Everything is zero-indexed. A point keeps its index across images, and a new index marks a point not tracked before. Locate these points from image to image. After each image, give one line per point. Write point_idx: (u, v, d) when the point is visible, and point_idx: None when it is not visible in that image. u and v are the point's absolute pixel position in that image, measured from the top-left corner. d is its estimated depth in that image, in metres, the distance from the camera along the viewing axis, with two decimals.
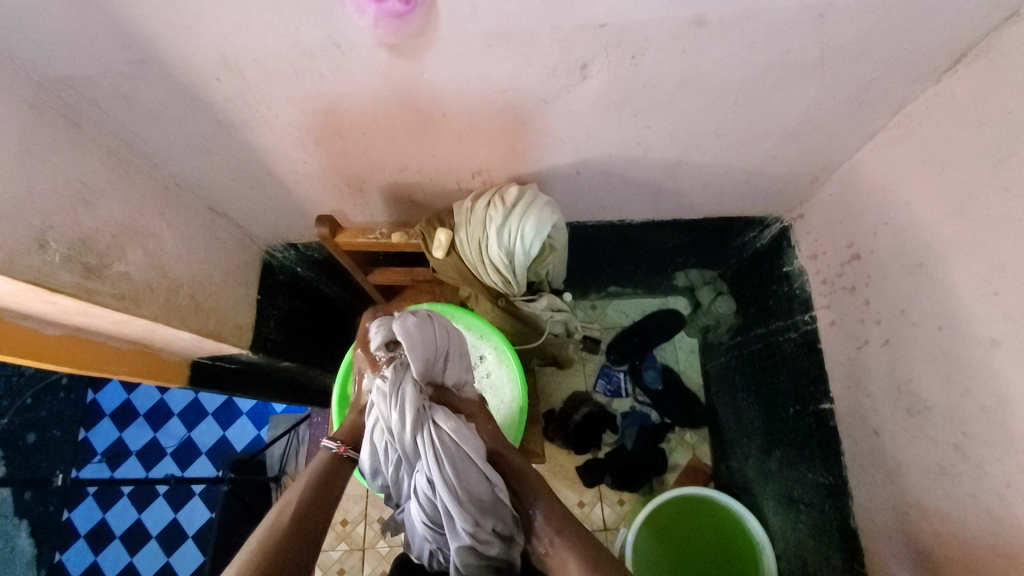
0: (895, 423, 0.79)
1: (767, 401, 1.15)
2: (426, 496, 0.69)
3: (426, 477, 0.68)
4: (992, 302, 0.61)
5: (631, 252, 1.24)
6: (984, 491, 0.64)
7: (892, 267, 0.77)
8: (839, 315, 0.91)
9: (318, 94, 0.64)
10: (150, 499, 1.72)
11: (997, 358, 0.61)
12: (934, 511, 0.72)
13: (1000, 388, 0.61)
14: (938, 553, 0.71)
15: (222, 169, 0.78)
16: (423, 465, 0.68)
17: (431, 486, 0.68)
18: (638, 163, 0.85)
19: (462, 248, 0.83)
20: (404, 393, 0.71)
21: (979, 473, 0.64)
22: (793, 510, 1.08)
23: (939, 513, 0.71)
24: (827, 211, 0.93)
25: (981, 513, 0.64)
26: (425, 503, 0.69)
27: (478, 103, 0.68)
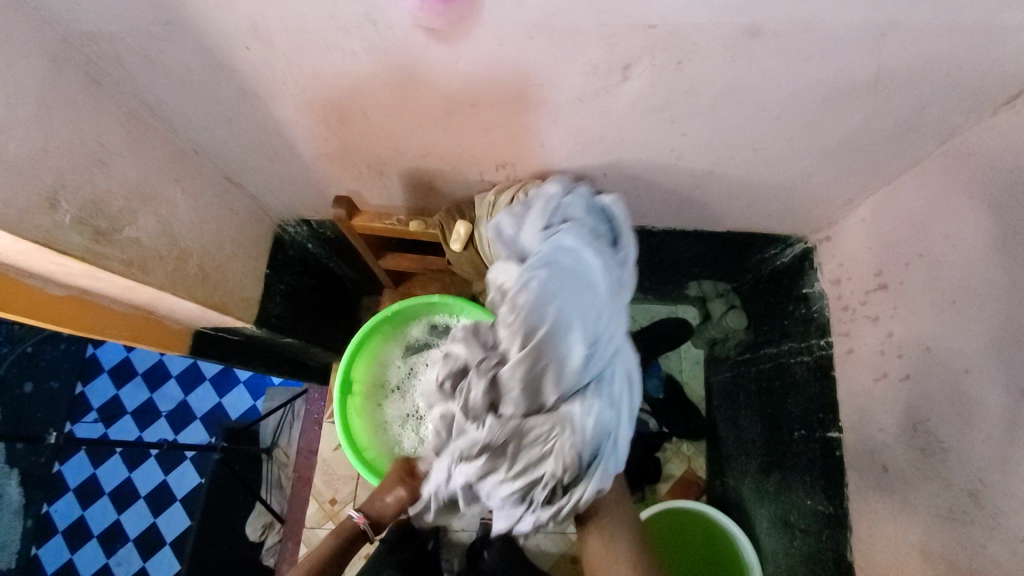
0: (906, 461, 0.77)
1: (771, 421, 1.14)
2: (603, 423, 0.67)
3: (614, 405, 0.68)
4: None
5: (647, 257, 1.22)
6: (996, 544, 0.62)
7: (921, 302, 0.75)
8: (858, 345, 0.89)
9: (349, 71, 0.62)
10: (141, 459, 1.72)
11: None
12: (939, 555, 0.70)
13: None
14: None
15: (243, 139, 0.76)
16: (613, 389, 0.69)
17: (617, 418, 0.69)
18: (668, 171, 0.82)
19: (480, 242, 0.81)
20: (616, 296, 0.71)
21: (991, 523, 0.63)
22: (787, 534, 1.06)
23: (943, 559, 0.70)
24: (856, 236, 0.90)
25: (988, 565, 0.62)
26: (597, 430, 0.67)
27: (512, 95, 0.65)
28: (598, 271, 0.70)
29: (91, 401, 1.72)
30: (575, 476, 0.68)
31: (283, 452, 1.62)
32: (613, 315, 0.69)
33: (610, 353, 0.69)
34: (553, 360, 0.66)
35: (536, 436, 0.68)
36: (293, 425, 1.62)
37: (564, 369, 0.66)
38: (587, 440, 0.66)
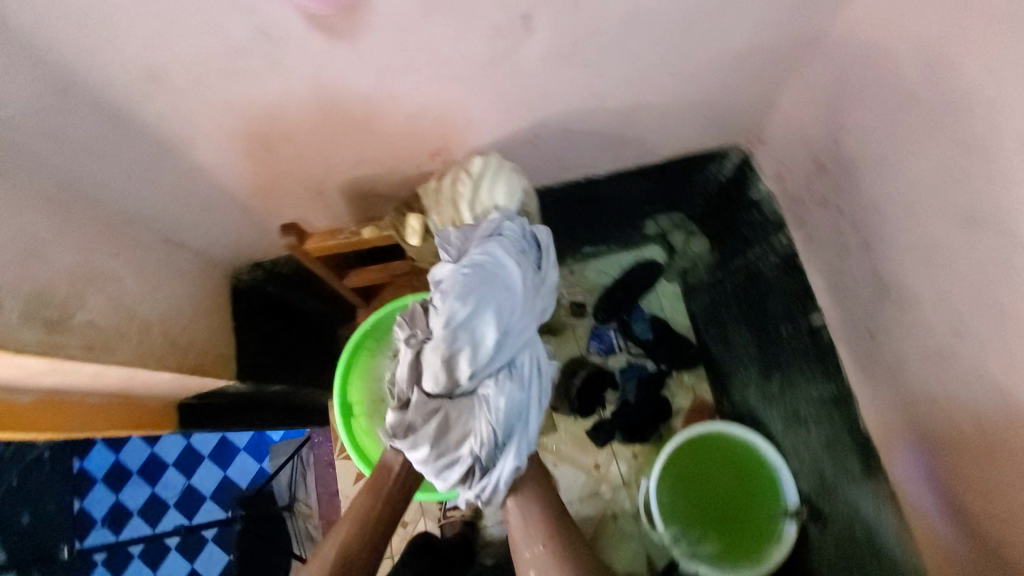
0: (887, 320, 0.82)
1: (758, 328, 1.18)
2: (509, 406, 0.72)
3: (522, 390, 0.74)
4: (964, 182, 0.63)
5: (601, 208, 1.24)
6: (986, 364, 0.66)
7: (860, 170, 0.79)
8: (816, 229, 0.93)
9: (260, 95, 0.61)
10: (162, 555, 1.66)
11: (977, 236, 0.63)
12: (941, 394, 0.75)
13: (984, 263, 0.63)
14: (950, 435, 0.74)
15: (173, 195, 0.74)
16: (523, 374, 0.74)
17: (523, 403, 0.74)
18: (596, 114, 0.84)
19: (437, 231, 0.81)
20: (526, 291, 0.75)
21: (976, 349, 0.67)
22: (801, 426, 1.11)
23: (945, 396, 0.74)
24: (785, 129, 0.94)
25: (986, 387, 0.67)
26: (505, 413, 0.72)
27: (428, 78, 0.66)
28: (508, 267, 0.75)
29: (92, 514, 1.63)
30: (490, 454, 0.72)
31: (304, 504, 1.56)
32: (523, 306, 0.75)
33: (519, 341, 0.75)
34: (468, 342, 0.72)
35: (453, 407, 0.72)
36: (305, 475, 1.58)
37: (479, 342, 0.73)
38: (498, 419, 0.71)
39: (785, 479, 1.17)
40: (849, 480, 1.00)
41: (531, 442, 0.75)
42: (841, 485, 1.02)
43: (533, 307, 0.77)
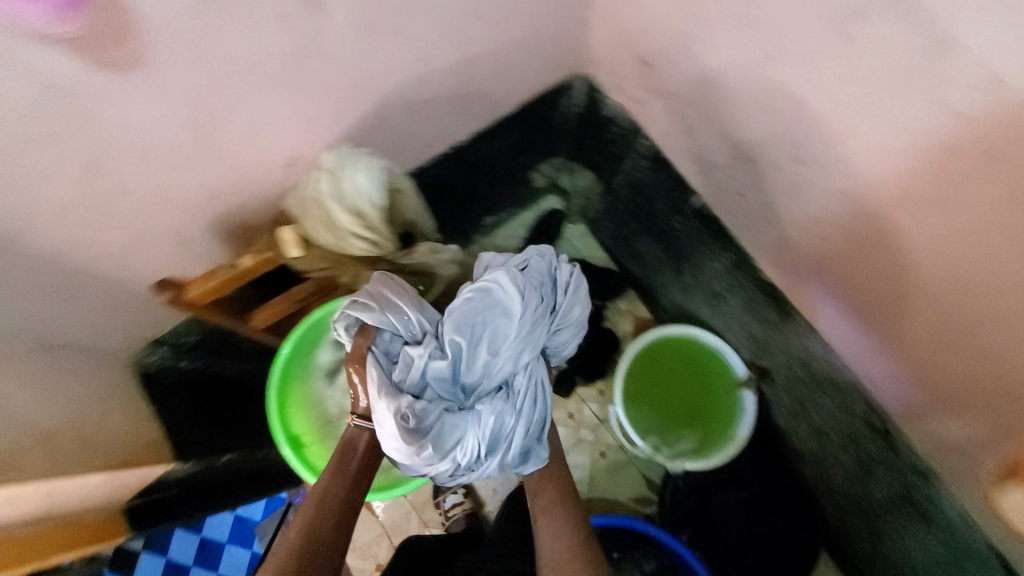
0: (745, 176, 0.90)
1: (657, 231, 1.24)
2: (493, 424, 0.83)
3: (510, 413, 0.84)
4: (755, 29, 0.71)
5: (476, 174, 1.27)
6: (831, 176, 0.75)
7: (674, 52, 0.86)
8: (662, 121, 1.01)
9: (68, 140, 0.59)
10: None
11: (775, 65, 0.71)
12: (812, 218, 0.83)
13: (793, 89, 0.71)
14: (837, 249, 0.83)
15: (33, 294, 0.70)
16: (515, 400, 0.84)
17: (510, 423, 0.84)
18: (429, 81, 0.87)
19: (312, 234, 0.82)
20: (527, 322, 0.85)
21: (817, 165, 0.75)
22: (723, 302, 1.19)
23: (813, 216, 0.83)
24: (605, 40, 1.00)
25: (838, 194, 0.76)
26: (488, 432, 0.82)
27: (246, 86, 0.65)
28: (510, 299, 0.84)
29: None
30: (470, 461, 0.82)
31: None
32: (528, 337, 0.85)
33: (514, 365, 0.85)
34: (467, 356, 0.85)
35: (442, 416, 0.83)
36: None
37: (474, 359, 0.85)
38: (485, 431, 0.82)
39: (730, 356, 1.27)
40: (775, 331, 1.09)
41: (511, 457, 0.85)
42: (772, 339, 1.11)
43: (535, 338, 0.86)
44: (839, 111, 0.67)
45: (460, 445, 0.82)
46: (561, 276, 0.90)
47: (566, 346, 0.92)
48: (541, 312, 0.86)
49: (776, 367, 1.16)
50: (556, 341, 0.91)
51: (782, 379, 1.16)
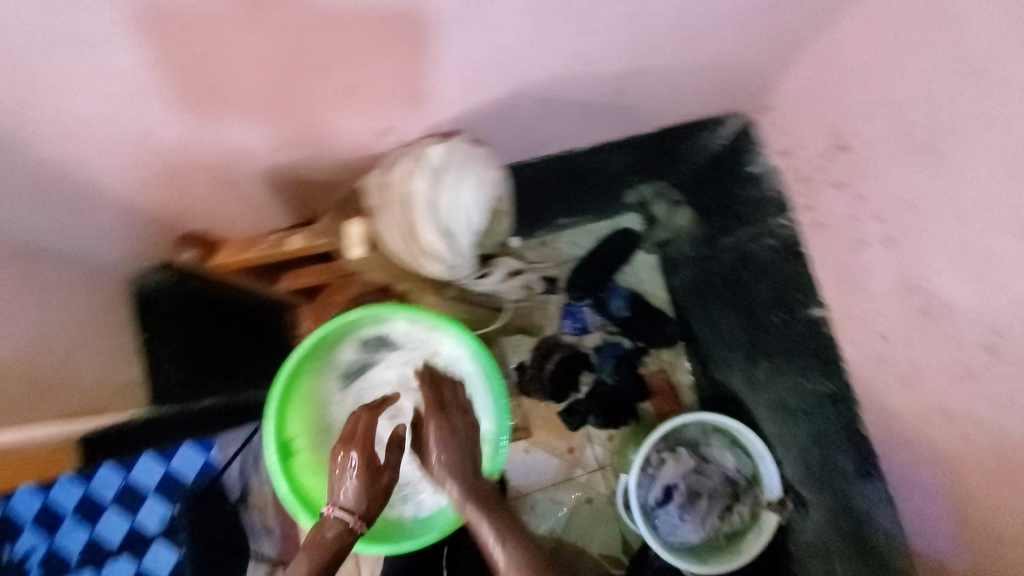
0: (905, 326, 0.73)
1: (747, 311, 1.11)
2: (693, 489, 1.16)
3: (707, 506, 1.15)
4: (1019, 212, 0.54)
5: (581, 182, 1.09)
6: (1010, 417, 0.60)
7: (892, 150, 0.68)
8: (830, 216, 0.82)
9: (216, 108, 0.55)
10: None
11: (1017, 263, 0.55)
12: (963, 413, 0.67)
13: None
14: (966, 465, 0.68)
15: (66, 210, 0.61)
16: (715, 514, 1.15)
17: (698, 509, 1.15)
18: (581, 83, 0.68)
19: (387, 240, 0.60)
20: (728, 519, 1.15)
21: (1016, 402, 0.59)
22: (791, 418, 1.05)
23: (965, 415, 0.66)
24: (801, 99, 0.81)
25: (1000, 425, 0.62)
26: (694, 487, 1.16)
27: (372, 12, 0.48)
28: (731, 528, 1.15)
29: None
30: (678, 475, 1.17)
31: None
32: (734, 517, 1.15)
33: (726, 505, 1.15)
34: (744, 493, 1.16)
35: (704, 470, 1.17)
36: None
37: (730, 484, 1.17)
38: (709, 480, 1.17)
39: (762, 450, 1.12)
40: (844, 483, 0.94)
41: (678, 522, 1.15)
42: (828, 477, 0.98)
43: (737, 531, 1.14)
44: None
45: (662, 475, 1.17)
46: (721, 533, 1.15)
47: (695, 544, 1.14)
48: (741, 521, 1.15)
49: (815, 496, 1.03)
50: (690, 536, 1.14)
51: (813, 526, 1.05)
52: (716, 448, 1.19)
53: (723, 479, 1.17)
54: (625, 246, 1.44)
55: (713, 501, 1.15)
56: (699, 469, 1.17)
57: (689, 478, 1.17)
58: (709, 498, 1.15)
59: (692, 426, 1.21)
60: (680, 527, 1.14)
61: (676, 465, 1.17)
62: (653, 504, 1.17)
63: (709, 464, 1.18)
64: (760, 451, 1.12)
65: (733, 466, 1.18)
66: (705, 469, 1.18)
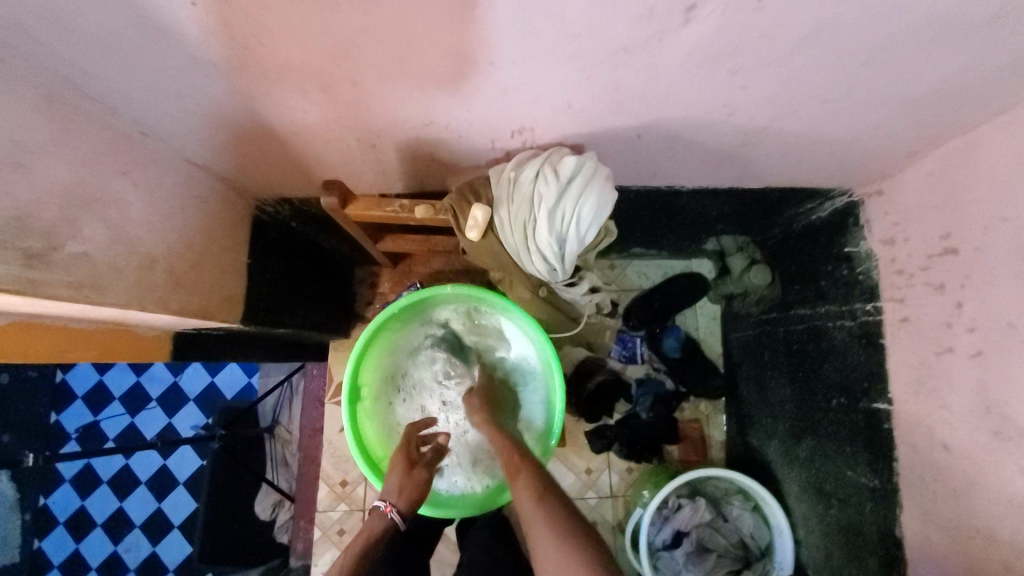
0: (974, 443, 0.72)
1: (804, 385, 1.10)
2: (704, 541, 1.17)
3: (714, 562, 1.15)
4: None
5: (672, 218, 1.11)
6: None
7: (1003, 270, 0.66)
8: (918, 314, 0.81)
9: (371, 98, 0.60)
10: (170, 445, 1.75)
11: None
12: (1011, 544, 0.65)
13: None
14: None
15: (221, 139, 0.67)
16: (720, 572, 1.14)
17: (704, 562, 1.15)
18: (716, 129, 0.70)
19: (502, 231, 0.65)
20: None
21: None
22: (823, 502, 1.03)
23: (1013, 546, 0.65)
24: (917, 192, 0.80)
25: None
26: (705, 539, 1.17)
27: (543, 46, 0.51)
28: None
29: (66, 428, 1.70)
30: (693, 523, 1.17)
31: (285, 429, 1.68)
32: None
33: (734, 568, 1.15)
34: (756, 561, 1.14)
35: (720, 526, 1.18)
36: (292, 402, 1.68)
37: (742, 548, 1.17)
38: (722, 537, 1.17)
39: (782, 526, 1.11)
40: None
41: (680, 569, 1.15)
42: (847, 573, 0.97)
43: None
44: None
45: (678, 519, 1.17)
46: None
47: None
48: None
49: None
50: None
51: None
52: (738, 509, 1.19)
53: (734, 540, 1.17)
54: (694, 290, 1.44)
55: (720, 559, 1.15)
56: (712, 525, 1.18)
57: (702, 530, 1.17)
58: (717, 554, 1.16)
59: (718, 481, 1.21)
60: (683, 575, 1.15)
61: (693, 514, 1.18)
62: (660, 545, 1.18)
63: (726, 522, 1.18)
64: (779, 525, 1.12)
65: (750, 530, 1.17)
66: (720, 526, 1.18)
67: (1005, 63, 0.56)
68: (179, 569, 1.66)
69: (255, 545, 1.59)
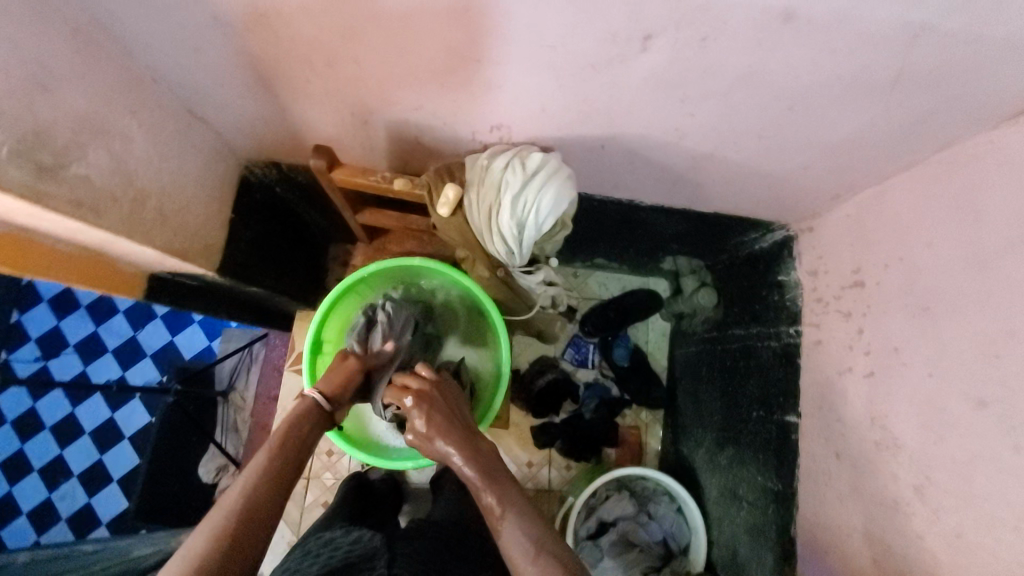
0: (858, 452, 0.81)
1: (731, 399, 1.19)
2: (627, 534, 1.24)
3: (633, 552, 1.22)
4: (971, 387, 0.62)
5: (629, 231, 1.21)
6: (911, 552, 0.68)
7: (895, 303, 0.76)
8: (828, 337, 0.92)
9: (364, 75, 0.67)
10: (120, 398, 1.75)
11: (959, 428, 0.63)
12: (878, 541, 0.75)
13: (975, 480, 0.60)
14: None
15: (223, 95, 0.73)
16: (638, 563, 1.21)
17: (625, 552, 1.22)
18: (670, 150, 0.80)
19: (470, 210, 0.74)
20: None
21: (917, 538, 0.68)
22: (735, 505, 1.12)
23: (880, 541, 0.74)
24: (838, 231, 0.91)
25: (900, 557, 0.70)
26: (628, 532, 1.24)
27: (521, 52, 0.59)
28: None
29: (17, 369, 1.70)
30: (616, 516, 1.26)
31: (239, 396, 1.69)
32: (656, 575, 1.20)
33: (651, 562, 1.22)
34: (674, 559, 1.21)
35: (644, 523, 1.25)
36: (250, 369, 1.70)
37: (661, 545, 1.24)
38: (644, 533, 1.24)
39: (699, 527, 1.21)
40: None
41: (601, 555, 1.22)
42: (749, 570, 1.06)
43: None
44: (969, 536, 0.60)
45: (604, 509, 1.26)
46: None
47: None
48: None
49: None
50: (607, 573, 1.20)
51: None
52: (663, 510, 1.27)
53: (655, 539, 1.25)
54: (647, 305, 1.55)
55: (640, 551, 1.22)
56: (637, 522, 1.25)
57: (627, 525, 1.24)
58: (637, 546, 1.23)
59: (645, 483, 1.31)
60: (604, 561, 1.21)
61: (619, 507, 1.26)
62: (586, 531, 1.26)
63: (650, 519, 1.27)
64: (695, 524, 1.22)
65: (671, 529, 1.26)
66: (645, 524, 1.25)
67: (904, 122, 0.67)
68: (112, 523, 1.65)
69: (192, 507, 1.60)
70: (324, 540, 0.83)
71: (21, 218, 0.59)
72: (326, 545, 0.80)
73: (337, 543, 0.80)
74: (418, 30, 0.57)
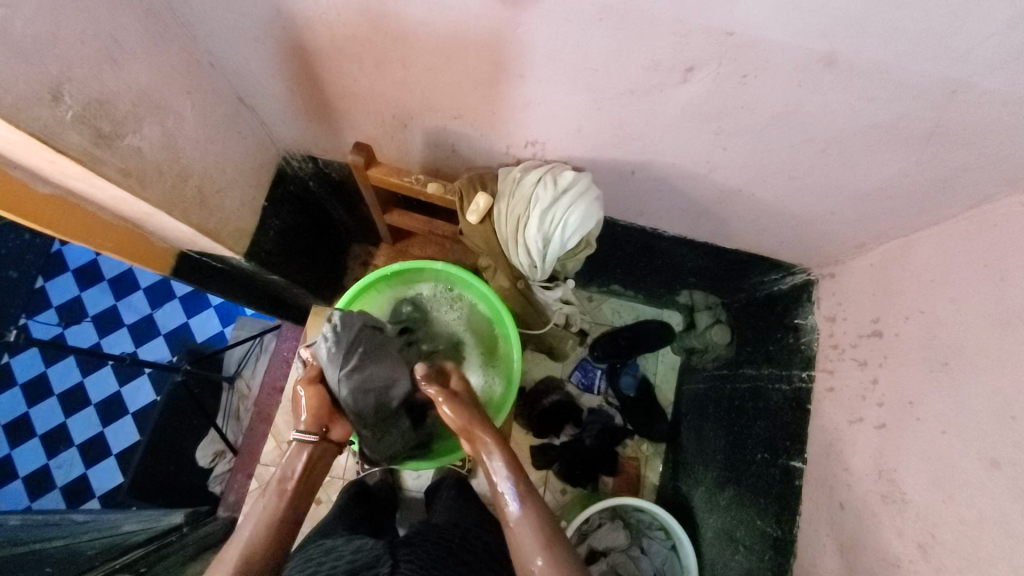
0: (863, 504, 0.80)
1: (736, 439, 1.18)
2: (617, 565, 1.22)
3: None
4: (985, 447, 0.61)
5: (650, 260, 1.22)
6: None
7: (912, 355, 0.76)
8: (841, 385, 0.91)
9: (411, 80, 0.69)
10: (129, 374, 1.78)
11: (969, 487, 0.62)
12: None
13: (983, 543, 0.59)
14: None
15: (272, 86, 0.76)
16: None
17: None
18: (699, 181, 0.81)
19: (498, 219, 0.75)
20: None
21: None
22: (731, 547, 1.11)
23: None
24: (860, 280, 0.91)
25: None
26: (619, 564, 1.22)
27: (566, 71, 0.61)
28: None
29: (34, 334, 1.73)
30: (608, 546, 1.25)
31: (245, 384, 1.71)
32: None
33: None
34: None
35: (636, 556, 1.23)
36: (260, 358, 1.72)
37: None
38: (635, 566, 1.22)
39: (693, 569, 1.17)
40: None
41: None
42: None
43: None
44: None
45: (596, 537, 1.25)
46: None
47: None
48: None
49: None
50: None
51: None
52: (656, 545, 1.25)
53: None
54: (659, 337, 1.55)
55: None
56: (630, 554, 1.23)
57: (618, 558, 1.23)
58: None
59: (641, 516, 1.30)
60: None
61: (612, 537, 1.25)
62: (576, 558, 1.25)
63: (642, 554, 1.24)
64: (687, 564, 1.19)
65: (664, 567, 1.23)
66: (637, 558, 1.23)
67: (936, 176, 0.67)
68: (104, 497, 1.66)
69: (186, 489, 1.60)
70: (325, 548, 0.83)
71: (73, 181, 0.62)
72: (328, 553, 0.80)
73: (338, 551, 0.80)
74: (469, 42, 0.60)
